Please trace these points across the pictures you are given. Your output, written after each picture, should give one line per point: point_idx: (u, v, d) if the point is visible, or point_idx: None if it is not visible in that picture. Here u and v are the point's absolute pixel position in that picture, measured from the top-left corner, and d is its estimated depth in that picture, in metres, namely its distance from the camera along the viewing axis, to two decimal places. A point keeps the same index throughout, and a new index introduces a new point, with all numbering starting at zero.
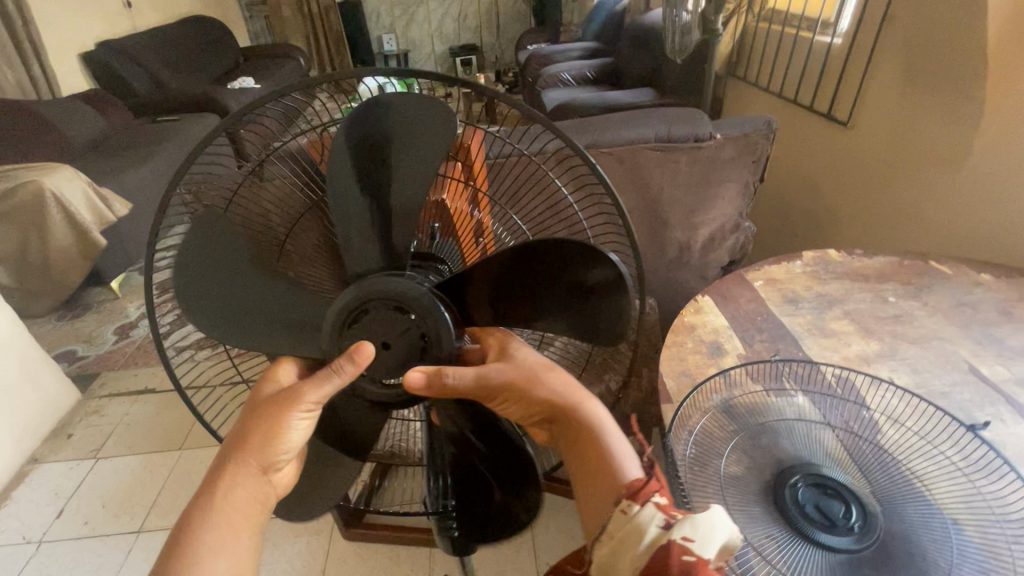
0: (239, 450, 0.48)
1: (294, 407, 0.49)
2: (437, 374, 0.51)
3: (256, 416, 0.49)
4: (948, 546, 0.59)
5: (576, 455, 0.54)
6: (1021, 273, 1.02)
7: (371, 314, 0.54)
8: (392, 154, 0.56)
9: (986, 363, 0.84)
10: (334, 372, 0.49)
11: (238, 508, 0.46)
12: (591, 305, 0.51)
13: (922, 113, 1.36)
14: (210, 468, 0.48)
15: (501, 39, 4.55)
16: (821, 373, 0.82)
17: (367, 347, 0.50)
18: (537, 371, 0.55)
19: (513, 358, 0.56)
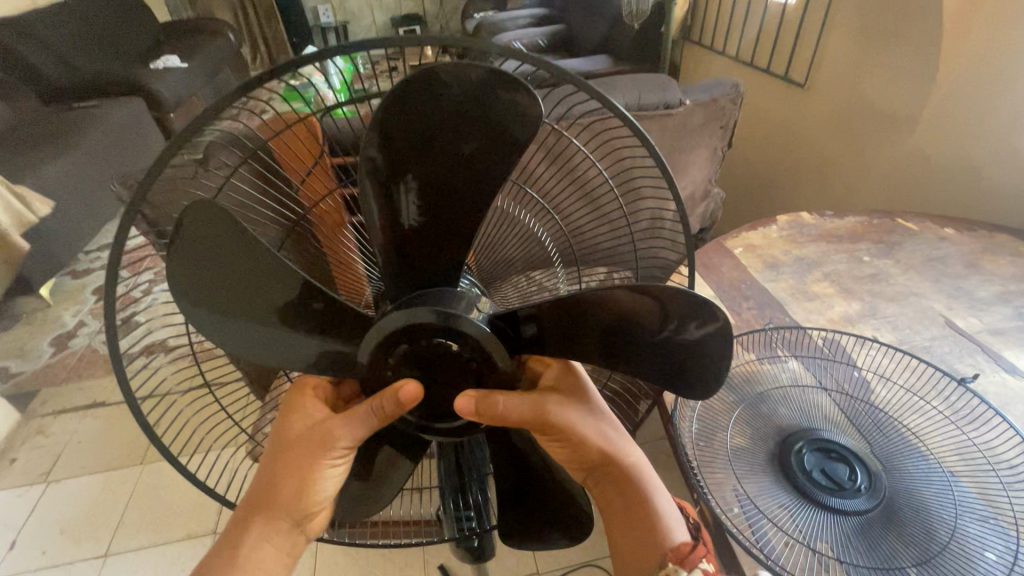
0: (265, 502, 0.43)
1: (327, 454, 0.43)
2: (486, 403, 0.41)
3: (280, 466, 0.43)
4: (949, 497, 0.61)
5: (618, 503, 0.48)
6: (982, 225, 1.06)
7: (411, 351, 0.42)
8: (429, 148, 0.39)
9: (961, 316, 0.87)
10: (369, 415, 0.42)
11: (263, 565, 0.42)
12: (683, 363, 0.41)
13: (879, 72, 1.37)
14: (231, 519, 0.43)
15: (446, 7, 4.33)
16: (810, 338, 0.83)
17: (415, 385, 0.42)
18: (587, 415, 0.47)
19: (569, 395, 0.47)
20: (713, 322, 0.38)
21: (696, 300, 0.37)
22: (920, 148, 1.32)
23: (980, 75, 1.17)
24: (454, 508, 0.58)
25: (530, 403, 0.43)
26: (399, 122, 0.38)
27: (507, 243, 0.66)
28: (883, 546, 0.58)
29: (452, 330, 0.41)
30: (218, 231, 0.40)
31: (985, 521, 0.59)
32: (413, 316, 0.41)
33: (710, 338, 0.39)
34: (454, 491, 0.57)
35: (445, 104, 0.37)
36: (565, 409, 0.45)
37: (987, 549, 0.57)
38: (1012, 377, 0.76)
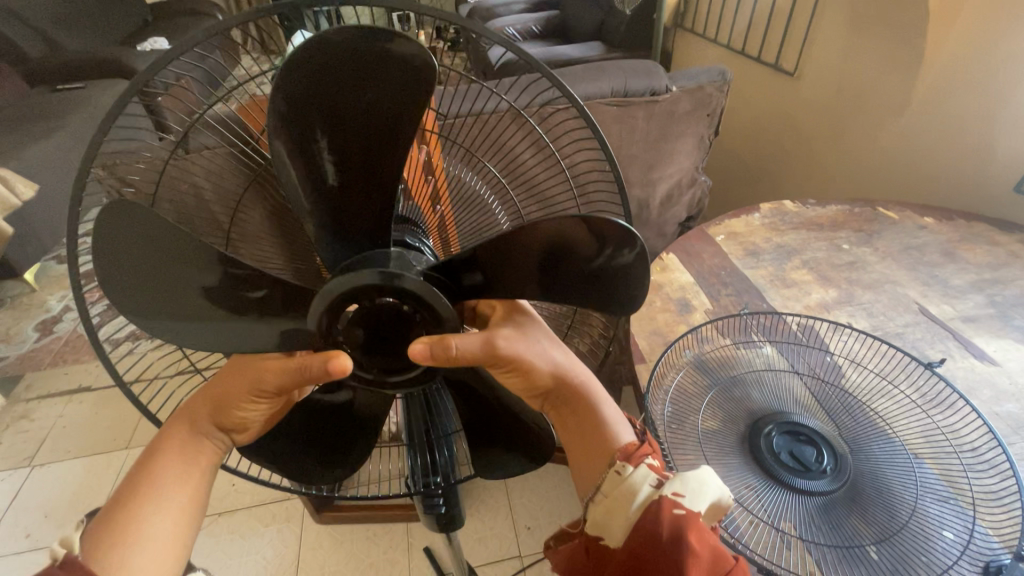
0: (211, 408, 0.46)
1: (252, 391, 0.44)
2: (441, 342, 0.40)
3: (219, 385, 0.46)
4: (912, 478, 0.63)
5: (572, 421, 0.50)
6: (961, 215, 1.07)
7: (368, 310, 0.42)
8: (344, 107, 0.40)
9: (934, 303, 0.88)
10: (298, 365, 0.42)
11: (172, 469, 0.45)
12: (604, 288, 0.43)
13: (866, 62, 1.37)
14: (178, 410, 0.47)
15: None
16: (785, 323, 0.83)
17: (346, 359, 0.40)
18: (535, 344, 0.47)
19: (511, 326, 0.47)
20: (631, 245, 0.39)
21: (622, 227, 0.38)
22: (904, 139, 1.32)
23: (964, 68, 1.17)
24: (422, 470, 0.59)
25: (484, 340, 0.42)
26: (316, 74, 0.38)
27: (471, 206, 0.66)
28: (845, 525, 0.59)
29: (398, 289, 0.41)
30: (134, 220, 0.40)
31: (944, 502, 0.61)
32: (356, 281, 0.41)
33: (632, 265, 0.41)
34: (421, 453, 0.58)
35: (361, 57, 0.37)
36: (513, 340, 0.45)
37: (946, 528, 0.58)
38: (981, 363, 0.77)
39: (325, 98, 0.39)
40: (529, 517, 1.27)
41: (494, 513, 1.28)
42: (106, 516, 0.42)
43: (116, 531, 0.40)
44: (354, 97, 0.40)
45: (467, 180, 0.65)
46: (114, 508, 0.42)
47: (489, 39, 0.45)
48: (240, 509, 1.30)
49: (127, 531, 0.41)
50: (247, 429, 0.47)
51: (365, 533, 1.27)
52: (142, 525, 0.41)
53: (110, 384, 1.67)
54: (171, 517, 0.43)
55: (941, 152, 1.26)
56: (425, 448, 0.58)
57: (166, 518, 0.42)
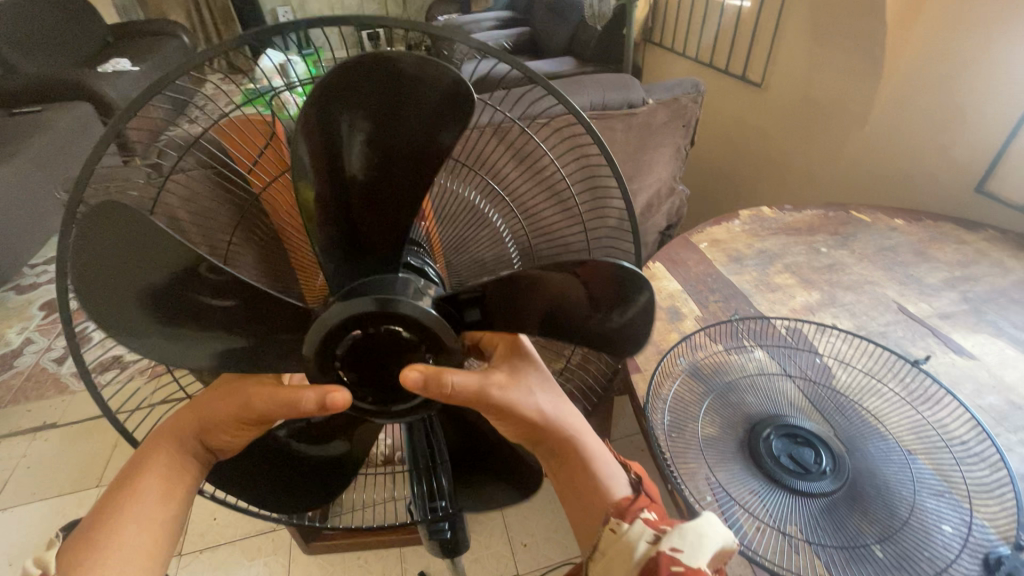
0: (198, 426, 0.44)
1: (241, 412, 0.42)
2: (437, 378, 0.39)
3: (206, 404, 0.44)
4: (907, 474, 0.64)
5: (565, 470, 0.48)
6: (929, 216, 1.11)
7: (365, 339, 0.42)
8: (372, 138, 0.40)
9: (912, 301, 0.91)
10: (290, 395, 0.40)
11: (148, 490, 0.42)
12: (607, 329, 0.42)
13: (829, 72, 1.44)
14: (159, 425, 0.44)
15: (408, 11, 4.38)
16: (773, 327, 0.85)
17: (345, 394, 0.39)
18: (530, 388, 0.45)
19: (505, 369, 0.45)
20: (634, 304, 0.40)
21: (619, 272, 0.38)
22: (869, 144, 1.38)
23: (919, 76, 1.24)
24: (425, 496, 0.57)
25: (483, 386, 0.41)
26: (337, 92, 0.38)
27: (474, 225, 0.65)
28: (848, 526, 0.60)
29: (399, 316, 0.41)
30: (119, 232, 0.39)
31: (940, 496, 0.62)
32: (352, 308, 0.41)
33: (632, 323, 0.41)
34: (422, 477, 0.57)
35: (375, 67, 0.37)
36: (505, 387, 0.43)
37: (945, 522, 0.59)
38: (960, 357, 0.80)
39: (356, 121, 0.39)
40: (523, 533, 1.26)
41: (488, 533, 1.26)
42: (83, 535, 0.39)
43: (93, 553, 0.38)
44: (385, 129, 0.40)
45: (469, 196, 0.65)
46: (89, 528, 0.40)
47: (465, 44, 0.44)
48: (223, 544, 1.25)
49: (106, 553, 0.38)
50: (235, 448, 0.45)
51: (356, 561, 1.23)
52: (117, 547, 0.39)
53: (79, 419, 1.59)
54: (151, 538, 0.40)
55: (905, 157, 1.31)
56: (426, 471, 0.56)
57: (147, 537, 0.40)
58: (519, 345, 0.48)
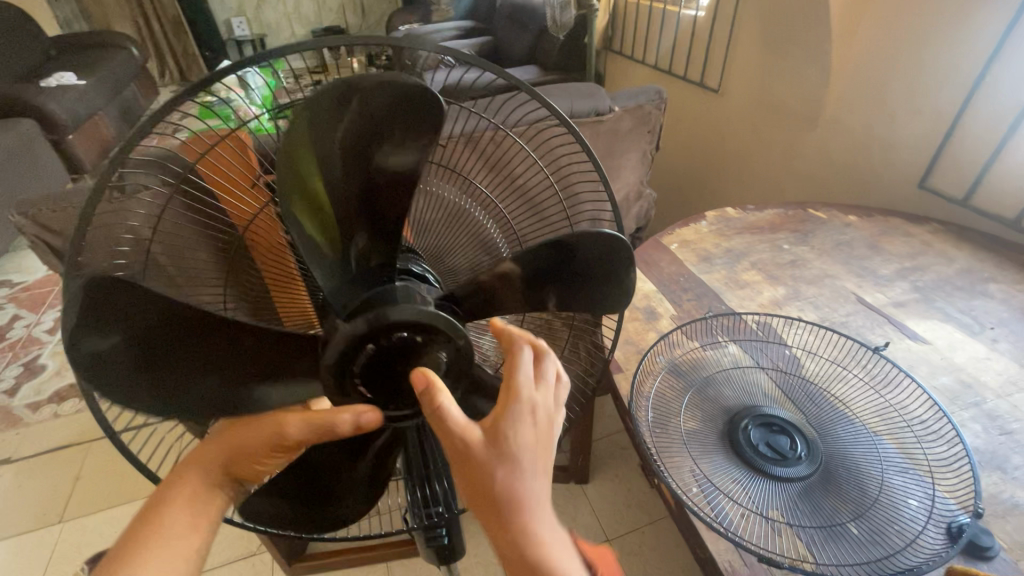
0: (230, 455, 0.45)
1: (280, 438, 0.43)
2: (430, 391, 0.40)
3: (242, 432, 0.45)
4: (875, 455, 0.68)
5: None
6: (879, 212, 1.19)
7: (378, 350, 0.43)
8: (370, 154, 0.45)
9: (868, 292, 0.97)
10: (331, 419, 0.42)
11: (177, 519, 0.42)
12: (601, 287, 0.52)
13: (782, 78, 1.52)
14: (192, 453, 0.45)
15: (367, 21, 4.37)
16: (744, 322, 0.89)
17: (379, 415, 0.42)
18: (506, 459, 0.37)
19: (488, 424, 0.38)
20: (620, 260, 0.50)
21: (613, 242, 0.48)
22: (821, 145, 1.46)
23: (864, 78, 1.32)
24: (421, 504, 0.57)
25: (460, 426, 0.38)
26: (334, 113, 0.42)
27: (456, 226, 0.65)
28: (824, 506, 0.63)
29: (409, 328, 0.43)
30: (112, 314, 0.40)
31: (905, 473, 0.66)
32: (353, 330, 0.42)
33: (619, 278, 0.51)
34: (417, 485, 0.57)
35: (333, 115, 0.41)
36: (473, 444, 0.37)
37: (911, 497, 0.63)
38: (914, 342, 0.86)
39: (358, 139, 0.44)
40: None
41: (476, 542, 1.26)
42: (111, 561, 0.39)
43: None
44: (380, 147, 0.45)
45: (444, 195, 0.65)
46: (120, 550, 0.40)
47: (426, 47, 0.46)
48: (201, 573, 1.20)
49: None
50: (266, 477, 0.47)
51: None
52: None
53: (34, 453, 1.50)
54: (176, 568, 0.40)
55: (853, 156, 1.39)
56: (421, 481, 0.57)
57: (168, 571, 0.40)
58: (524, 389, 0.40)
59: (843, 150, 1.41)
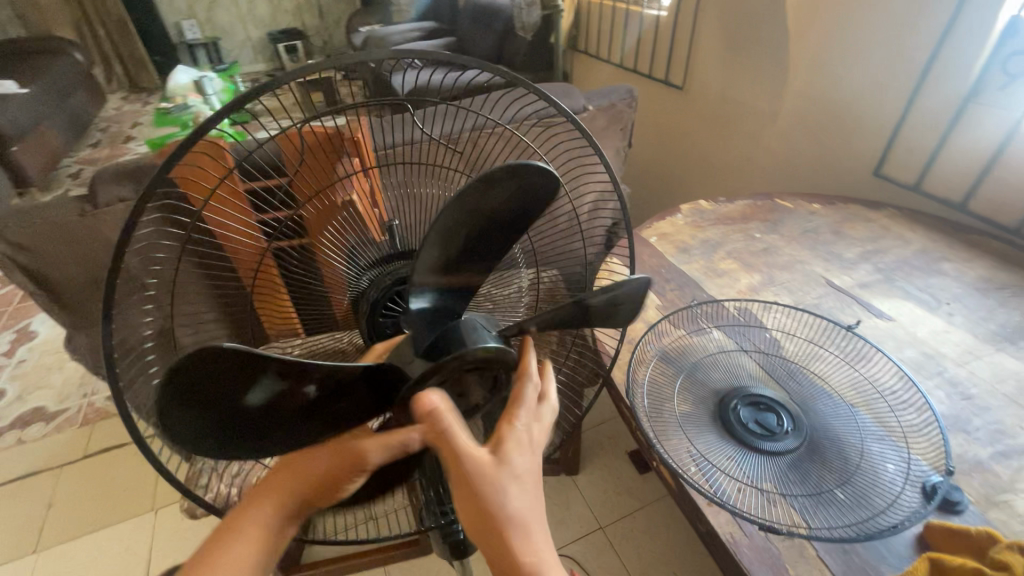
0: (300, 486, 0.42)
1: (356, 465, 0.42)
2: (435, 414, 0.39)
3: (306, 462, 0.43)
4: (854, 425, 0.74)
5: None
6: (840, 200, 1.26)
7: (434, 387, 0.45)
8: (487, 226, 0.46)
9: (836, 275, 1.03)
10: (405, 440, 0.42)
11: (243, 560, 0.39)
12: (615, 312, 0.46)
13: (745, 74, 1.59)
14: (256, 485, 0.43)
15: (325, 22, 4.31)
16: (725, 309, 0.94)
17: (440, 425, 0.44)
18: (505, 486, 0.38)
19: (487, 447, 0.39)
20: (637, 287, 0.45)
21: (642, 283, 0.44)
22: (783, 138, 1.54)
23: (821, 73, 1.39)
24: (436, 502, 0.59)
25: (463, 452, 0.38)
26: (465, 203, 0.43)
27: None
28: (812, 475, 0.68)
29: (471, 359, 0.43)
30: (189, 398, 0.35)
31: (882, 440, 0.71)
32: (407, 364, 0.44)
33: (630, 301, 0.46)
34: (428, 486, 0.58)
35: (468, 199, 0.42)
36: (473, 467, 0.38)
37: (889, 461, 0.68)
38: (880, 320, 0.92)
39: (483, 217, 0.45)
40: None
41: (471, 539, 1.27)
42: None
43: None
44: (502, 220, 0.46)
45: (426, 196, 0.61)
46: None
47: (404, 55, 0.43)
48: None
49: None
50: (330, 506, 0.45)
51: None
52: None
53: None
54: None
55: (814, 148, 1.47)
56: (430, 483, 0.58)
57: None
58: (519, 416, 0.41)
59: (804, 142, 1.49)
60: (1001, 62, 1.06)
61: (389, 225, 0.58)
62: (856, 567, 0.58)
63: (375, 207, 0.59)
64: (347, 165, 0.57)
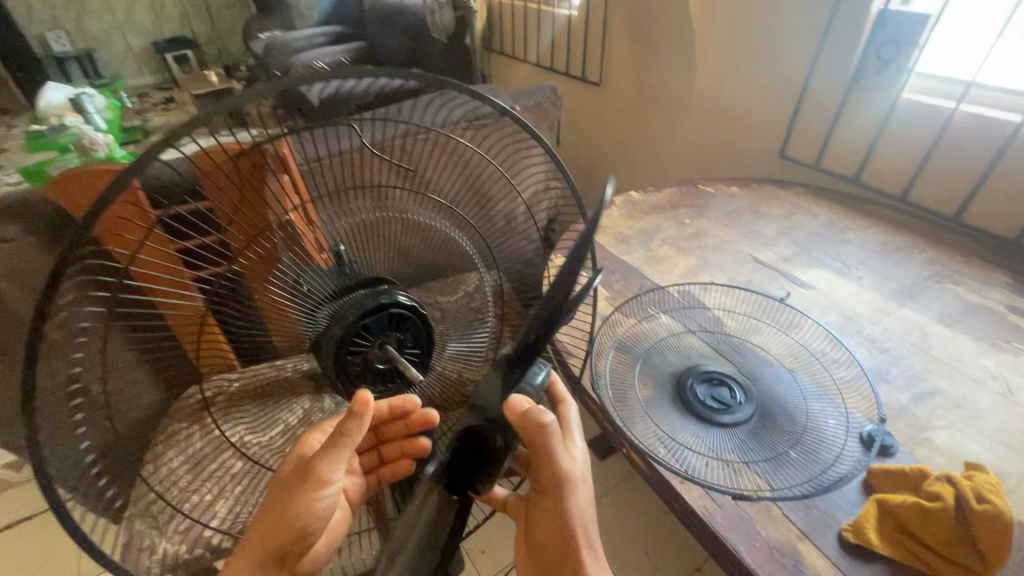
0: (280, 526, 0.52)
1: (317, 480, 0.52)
2: (539, 425, 0.47)
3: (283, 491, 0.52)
4: (795, 387, 0.80)
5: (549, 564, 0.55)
6: (753, 181, 1.36)
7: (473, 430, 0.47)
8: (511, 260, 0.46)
9: (761, 252, 1.11)
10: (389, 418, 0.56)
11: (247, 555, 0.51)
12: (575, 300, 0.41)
13: (657, 68, 1.68)
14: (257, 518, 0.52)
15: (218, 29, 4.04)
16: (669, 294, 0.99)
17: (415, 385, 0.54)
18: (580, 490, 0.53)
19: (574, 463, 0.53)
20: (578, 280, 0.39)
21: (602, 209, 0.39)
22: (699, 128, 1.64)
23: (726, 66, 1.50)
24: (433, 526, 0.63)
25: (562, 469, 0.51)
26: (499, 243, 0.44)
27: (388, 240, 0.56)
28: (768, 440, 0.73)
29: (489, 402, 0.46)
30: None
31: (821, 398, 0.78)
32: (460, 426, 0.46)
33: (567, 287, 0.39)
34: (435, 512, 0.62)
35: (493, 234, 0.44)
36: (567, 487, 0.52)
37: (830, 417, 0.75)
38: (804, 289, 1.01)
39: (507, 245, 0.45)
40: (479, 541, 1.27)
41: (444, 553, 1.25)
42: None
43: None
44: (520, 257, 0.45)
45: (357, 212, 0.54)
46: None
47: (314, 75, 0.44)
48: None
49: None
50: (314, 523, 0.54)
51: None
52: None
53: None
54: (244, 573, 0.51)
55: (726, 135, 1.58)
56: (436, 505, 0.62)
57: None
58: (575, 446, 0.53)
59: (716, 130, 1.59)
60: (875, 52, 1.19)
61: (335, 248, 0.53)
62: (817, 519, 0.63)
63: (310, 227, 0.52)
64: (275, 187, 0.50)
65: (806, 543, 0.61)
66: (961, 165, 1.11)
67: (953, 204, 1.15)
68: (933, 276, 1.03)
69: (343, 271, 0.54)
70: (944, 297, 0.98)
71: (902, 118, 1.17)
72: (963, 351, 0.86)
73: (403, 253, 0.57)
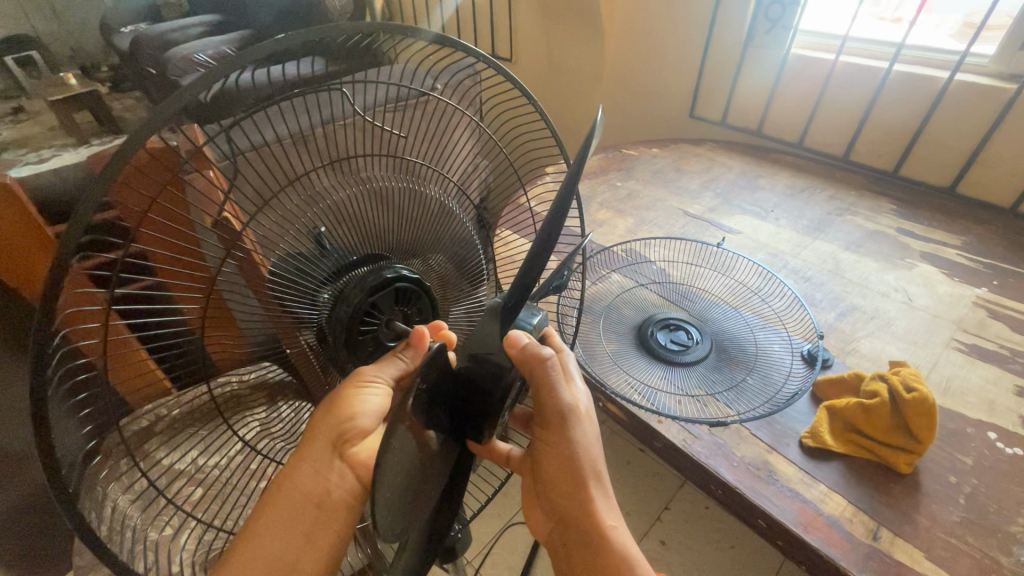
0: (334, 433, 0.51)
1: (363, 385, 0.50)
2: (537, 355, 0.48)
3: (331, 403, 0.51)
4: (740, 321, 0.88)
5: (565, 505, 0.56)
6: (671, 142, 1.44)
7: (467, 374, 0.47)
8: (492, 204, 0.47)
9: (690, 206, 1.19)
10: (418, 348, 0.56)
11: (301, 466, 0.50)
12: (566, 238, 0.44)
13: (566, 41, 1.71)
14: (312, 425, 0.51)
15: None
16: (615, 253, 1.03)
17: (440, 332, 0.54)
18: (587, 427, 0.55)
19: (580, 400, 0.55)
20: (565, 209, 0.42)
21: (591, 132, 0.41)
22: (612, 97, 1.70)
23: (631, 34, 1.56)
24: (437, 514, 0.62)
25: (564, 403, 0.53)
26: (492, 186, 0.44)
27: (367, 218, 0.51)
28: (727, 371, 0.79)
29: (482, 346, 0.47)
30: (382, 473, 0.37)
31: (764, 327, 0.86)
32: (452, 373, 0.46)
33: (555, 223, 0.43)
34: None
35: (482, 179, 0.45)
36: (573, 418, 0.53)
37: (774, 343, 0.83)
38: (733, 235, 1.09)
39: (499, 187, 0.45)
40: None
41: None
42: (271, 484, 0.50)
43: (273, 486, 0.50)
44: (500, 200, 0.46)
45: (328, 192, 0.48)
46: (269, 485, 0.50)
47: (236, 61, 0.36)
48: None
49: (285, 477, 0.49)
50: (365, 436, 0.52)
51: None
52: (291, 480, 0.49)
53: None
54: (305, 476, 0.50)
55: (640, 100, 1.65)
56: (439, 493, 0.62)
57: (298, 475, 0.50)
58: (576, 386, 0.55)
59: (630, 96, 1.66)
60: (763, 13, 1.30)
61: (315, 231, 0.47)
62: (780, 432, 0.71)
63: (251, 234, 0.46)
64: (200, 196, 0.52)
65: (775, 455, 0.68)
66: (845, 111, 1.25)
67: (841, 146, 1.29)
68: (834, 210, 1.16)
69: (328, 252, 0.49)
70: (846, 227, 1.10)
71: (794, 72, 1.30)
72: (868, 271, 0.98)
73: (376, 230, 0.52)
